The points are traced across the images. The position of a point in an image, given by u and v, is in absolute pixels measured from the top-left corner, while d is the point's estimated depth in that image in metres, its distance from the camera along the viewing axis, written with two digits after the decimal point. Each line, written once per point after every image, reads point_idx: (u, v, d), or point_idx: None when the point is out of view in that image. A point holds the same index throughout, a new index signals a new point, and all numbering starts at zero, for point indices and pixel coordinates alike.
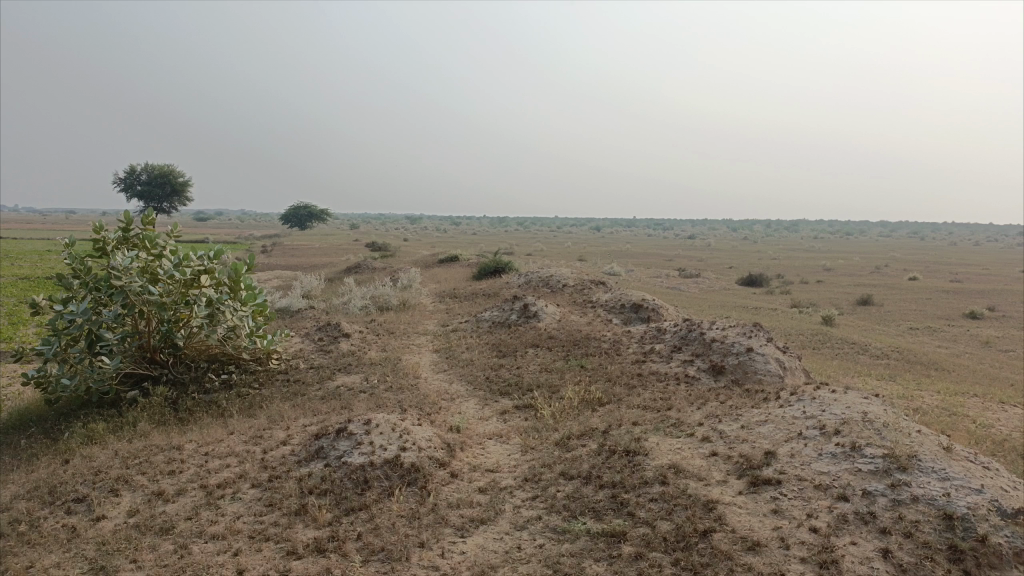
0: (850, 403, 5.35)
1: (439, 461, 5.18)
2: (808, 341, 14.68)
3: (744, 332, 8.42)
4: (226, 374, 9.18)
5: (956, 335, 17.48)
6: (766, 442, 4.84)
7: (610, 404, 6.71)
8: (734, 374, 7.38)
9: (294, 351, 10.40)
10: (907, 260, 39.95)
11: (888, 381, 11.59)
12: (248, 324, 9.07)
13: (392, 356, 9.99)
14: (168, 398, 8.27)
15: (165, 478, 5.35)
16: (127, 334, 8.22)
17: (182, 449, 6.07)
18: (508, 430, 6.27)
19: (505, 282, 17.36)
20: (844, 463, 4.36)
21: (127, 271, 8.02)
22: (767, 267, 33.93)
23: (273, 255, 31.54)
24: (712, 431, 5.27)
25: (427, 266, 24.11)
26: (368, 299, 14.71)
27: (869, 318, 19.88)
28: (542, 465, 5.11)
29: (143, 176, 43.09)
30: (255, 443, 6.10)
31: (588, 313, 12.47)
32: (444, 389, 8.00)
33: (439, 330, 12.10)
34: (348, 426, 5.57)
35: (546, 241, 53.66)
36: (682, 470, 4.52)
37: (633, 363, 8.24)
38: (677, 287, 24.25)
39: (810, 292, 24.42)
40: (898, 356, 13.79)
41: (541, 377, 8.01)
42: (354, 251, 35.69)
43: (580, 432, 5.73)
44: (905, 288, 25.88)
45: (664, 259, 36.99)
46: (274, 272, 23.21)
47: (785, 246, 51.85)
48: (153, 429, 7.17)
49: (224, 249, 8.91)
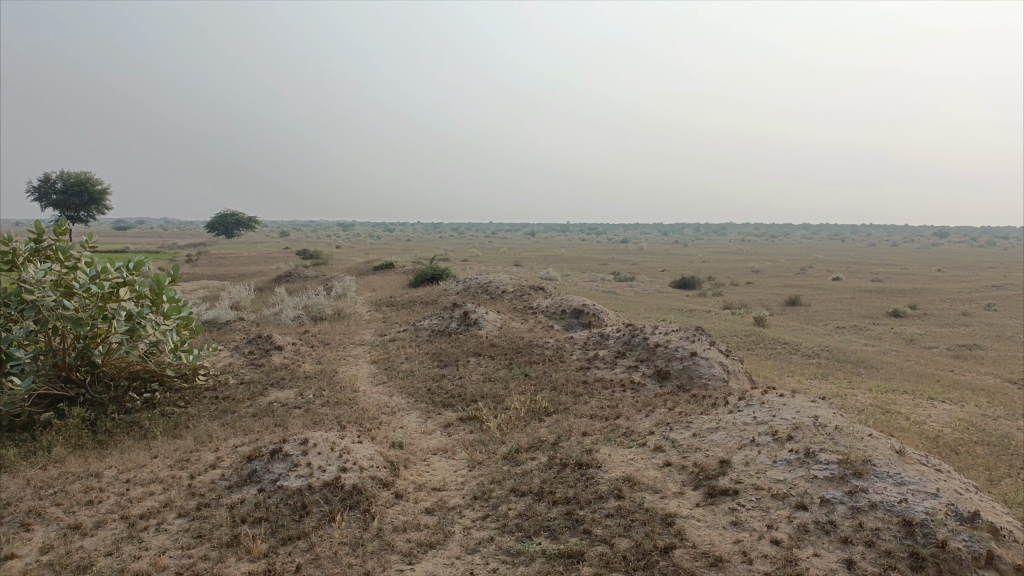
0: (800, 407, 5.32)
1: (382, 481, 4.91)
2: (743, 343, 14.88)
3: (687, 336, 8.39)
4: (149, 393, 8.67)
5: (881, 333, 18.02)
6: (719, 450, 4.74)
7: (557, 414, 6.54)
8: (679, 380, 7.32)
9: (224, 366, 9.92)
10: (829, 261, 41.28)
11: (821, 380, 11.82)
12: (172, 339, 8.62)
13: (328, 368, 9.62)
14: (85, 419, 7.74)
15: (82, 509, 4.91)
16: (40, 352, 7.68)
17: (102, 476, 5.63)
18: (452, 444, 6.03)
19: (442, 289, 17.11)
20: (799, 470, 4.30)
21: (40, 285, 7.48)
22: (698, 270, 34.52)
23: (199, 266, 30.49)
24: (664, 440, 5.15)
25: (362, 274, 23.63)
26: (300, 309, 14.24)
27: (799, 318, 20.38)
28: (491, 481, 4.89)
29: (59, 184, 41.16)
30: (182, 468, 5.71)
31: (528, 319, 12.33)
32: (384, 402, 7.71)
33: (376, 340, 11.76)
34: (283, 446, 5.25)
35: (481, 247, 53.50)
36: (637, 483, 4.37)
37: (578, 370, 8.11)
38: (614, 291, 24.40)
39: (740, 294, 24.90)
40: (828, 355, 14.09)
41: (484, 386, 7.80)
42: (285, 259, 34.84)
43: (529, 444, 5.54)
44: (830, 289, 26.73)
45: (598, 264, 37.26)
46: (200, 283, 22.36)
47: (713, 249, 53.20)
48: (69, 455, 6.66)
49: (146, 260, 8.46)
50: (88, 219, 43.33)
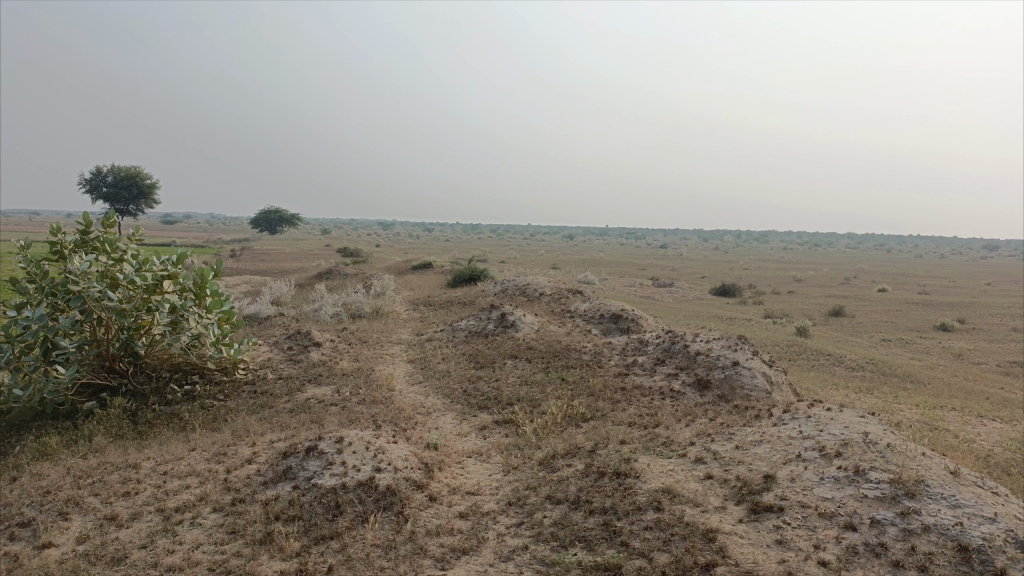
0: (848, 422, 5.14)
1: (416, 482, 4.85)
2: (785, 353, 14.57)
3: (729, 345, 8.20)
4: (189, 385, 8.76)
5: (928, 347, 17.50)
6: (763, 464, 4.59)
7: (595, 420, 6.42)
8: (720, 390, 7.15)
9: (263, 361, 9.99)
10: (875, 271, 40.36)
11: (866, 393, 11.50)
12: (213, 332, 8.70)
13: (365, 366, 9.63)
14: (126, 410, 7.85)
15: (119, 500, 4.94)
16: (84, 342, 7.80)
17: (140, 468, 5.67)
18: (488, 448, 5.96)
19: (480, 290, 17.06)
20: (848, 489, 4.14)
21: (85, 276, 7.59)
22: (739, 277, 33.99)
23: (241, 261, 30.91)
24: (705, 451, 5.01)
25: (401, 273, 23.72)
26: (339, 306, 14.31)
27: (842, 329, 19.90)
28: (526, 487, 4.80)
29: (109, 178, 42.13)
30: (218, 461, 5.73)
31: (566, 322, 12.20)
32: (419, 402, 7.66)
33: (414, 339, 11.75)
34: (318, 444, 5.22)
35: (520, 249, 53.48)
36: (677, 495, 4.24)
37: (616, 377, 7.98)
38: (653, 297, 24.13)
39: (782, 303, 24.42)
40: (873, 368, 13.71)
41: (520, 390, 7.72)
42: (327, 256, 35.19)
43: (565, 450, 5.44)
44: (875, 300, 26.11)
45: (637, 269, 36.94)
46: (243, 277, 22.66)
47: (753, 256, 52.46)
48: (109, 445, 6.75)
49: (189, 254, 8.55)
50: (136, 213, 44.28)
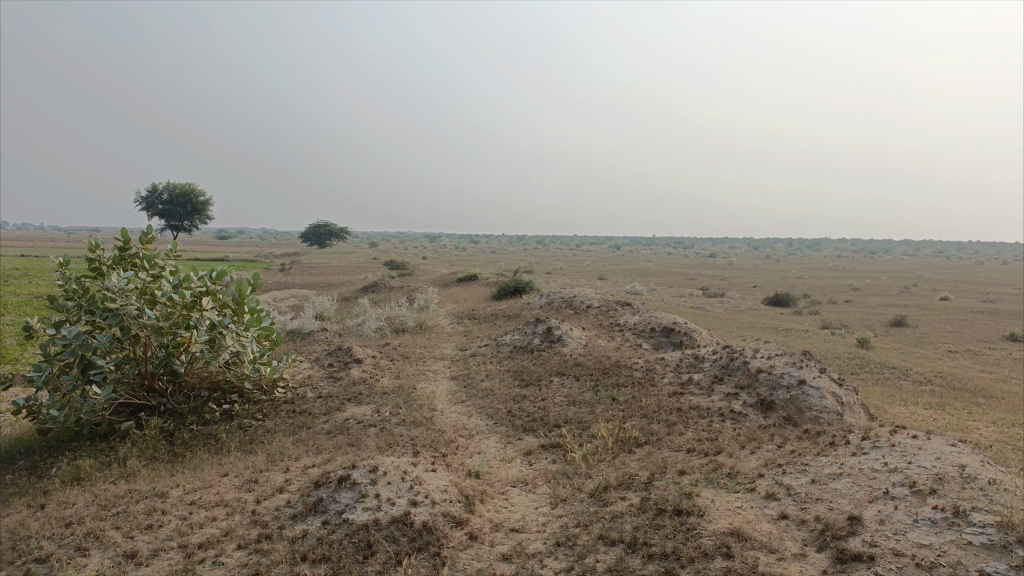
0: (939, 453, 4.58)
1: (455, 518, 4.44)
2: (845, 367, 13.82)
3: (793, 361, 7.62)
4: (227, 405, 8.50)
5: (999, 359, 16.48)
6: (845, 503, 4.06)
7: (649, 446, 5.94)
8: (786, 411, 6.61)
9: (302, 378, 9.72)
10: (934, 279, 38.80)
11: (938, 410, 10.73)
12: (252, 349, 8.38)
13: (406, 384, 9.29)
14: (163, 430, 7.61)
15: (142, 535, 4.65)
16: (123, 360, 7.59)
17: (167, 496, 5.38)
18: (534, 476, 5.52)
19: (526, 303, 16.64)
20: (948, 533, 3.59)
21: (123, 293, 7.37)
22: (791, 286, 32.89)
23: (290, 275, 31.13)
24: (777, 485, 4.49)
25: (446, 286, 23.42)
26: (382, 320, 14.03)
27: (904, 340, 18.94)
28: (576, 525, 4.34)
29: (165, 195, 42.91)
30: (248, 490, 5.40)
31: (616, 337, 11.71)
32: (462, 424, 7.26)
33: (457, 355, 11.39)
34: (351, 474, 4.85)
35: (567, 259, 52.92)
36: (748, 538, 3.75)
37: (671, 396, 7.48)
38: (703, 308, 23.45)
39: (840, 313, 23.42)
40: (942, 382, 12.86)
41: (568, 410, 7.26)
42: (375, 270, 35.13)
43: (618, 481, 4.98)
44: (937, 309, 24.93)
45: (686, 278, 36.16)
46: (290, 291, 22.63)
47: (804, 265, 51.08)
48: (141, 469, 6.50)
49: (228, 269, 8.28)
50: (190, 228, 44.98)
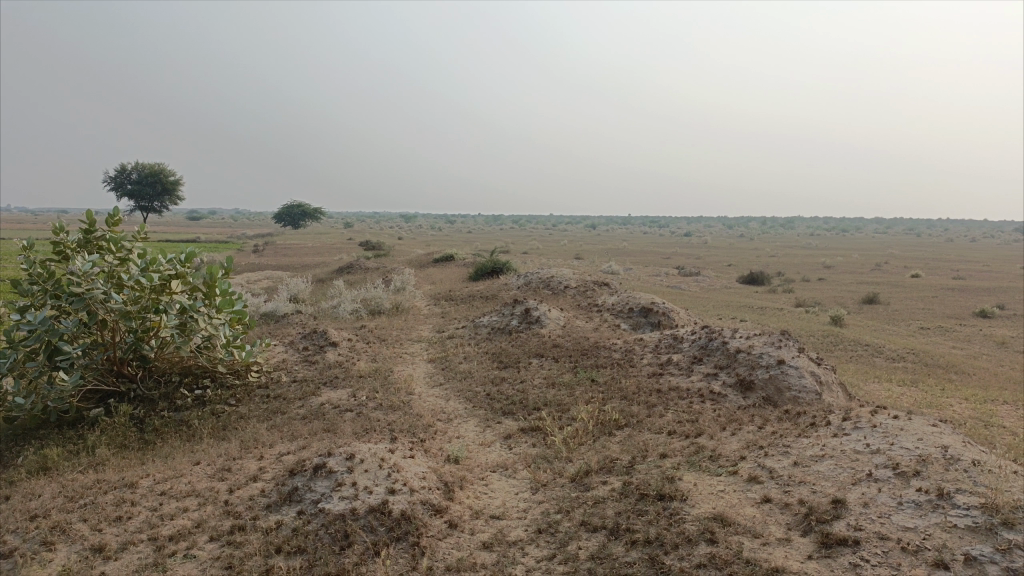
0: (921, 434, 4.57)
1: (434, 506, 4.34)
2: (820, 344, 13.91)
3: (772, 341, 7.60)
4: (200, 390, 8.32)
5: (969, 335, 16.69)
6: (829, 485, 4.03)
7: (630, 428, 5.88)
8: (765, 391, 6.59)
9: (277, 362, 9.55)
10: (906, 256, 39.24)
11: (912, 387, 10.82)
12: (224, 333, 8.19)
13: (383, 367, 9.16)
14: (134, 417, 7.43)
15: (111, 528, 4.51)
16: (91, 346, 7.37)
17: (137, 487, 5.23)
18: (513, 460, 5.44)
19: (503, 283, 16.53)
20: (932, 516, 3.57)
21: (89, 277, 7.13)
22: (766, 264, 33.13)
23: (264, 256, 30.78)
24: (759, 468, 4.45)
25: (422, 267, 23.25)
26: (358, 302, 13.84)
27: (877, 317, 19.13)
28: (557, 511, 4.27)
29: (134, 175, 42.10)
30: (221, 479, 5.26)
31: (594, 317, 11.65)
32: (440, 407, 7.16)
33: (434, 337, 11.27)
34: (327, 462, 4.73)
35: (544, 239, 52.82)
36: (732, 523, 3.70)
37: (650, 377, 7.43)
38: (679, 286, 23.52)
39: (814, 291, 23.59)
40: (915, 359, 12.99)
41: (547, 393, 7.19)
42: (350, 250, 34.80)
43: (600, 465, 4.91)
44: (909, 286, 25.21)
45: (661, 257, 36.27)
46: (264, 273, 22.33)
47: (778, 243, 51.48)
48: (111, 457, 6.33)
49: (198, 251, 8.06)
50: (161, 209, 44.13)
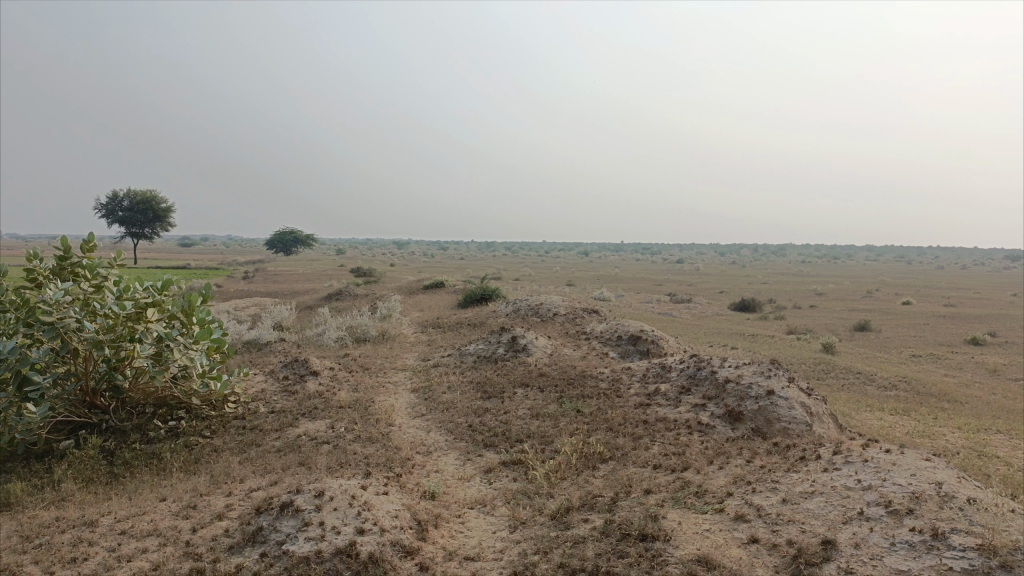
0: (915, 469, 4.40)
1: (405, 547, 4.13)
2: (811, 373, 13.73)
3: (761, 370, 7.42)
4: (174, 421, 8.05)
5: (962, 363, 16.53)
6: (818, 524, 3.83)
7: (615, 461, 5.68)
8: (754, 423, 6.40)
9: (256, 392, 9.31)
10: (897, 283, 39.27)
11: (905, 416, 10.64)
12: (201, 363, 7.93)
13: (364, 397, 8.94)
14: (105, 449, 7.15)
15: (64, 570, 4.26)
16: (62, 376, 7.10)
17: (97, 526, 4.98)
18: (492, 496, 5.23)
19: (491, 311, 16.33)
20: (927, 558, 3.38)
21: (60, 306, 6.88)
22: (758, 291, 33.05)
23: (253, 283, 30.52)
24: (746, 505, 4.25)
25: (412, 293, 23.05)
26: (343, 330, 13.62)
27: (869, 345, 18.99)
28: (535, 552, 4.06)
29: (125, 202, 41.94)
30: (186, 518, 5.02)
31: (582, 345, 11.46)
32: (420, 439, 6.94)
33: (419, 366, 11.06)
34: (294, 499, 4.50)
35: (535, 266, 52.77)
36: (716, 566, 3.50)
37: (637, 408, 7.24)
38: (670, 313, 23.38)
39: (805, 318, 23.46)
40: (907, 387, 12.82)
41: (531, 424, 6.98)
42: (341, 277, 34.60)
43: (581, 502, 4.71)
44: (901, 313, 25.12)
45: (653, 284, 36.16)
46: (251, 301, 22.06)
47: (770, 271, 51.50)
48: (75, 492, 6.07)
49: (175, 279, 7.82)
50: (151, 236, 43.86)
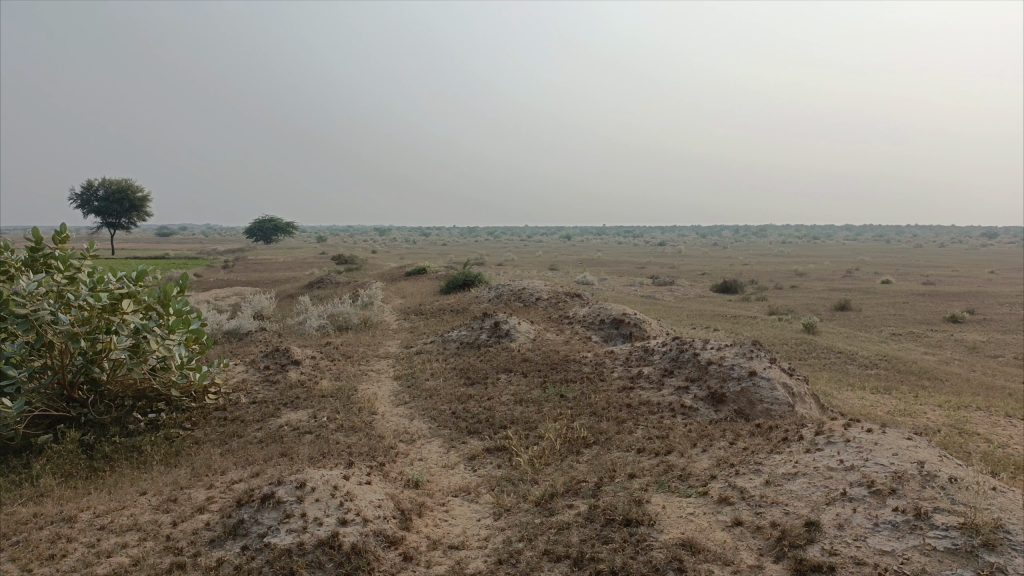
0: (897, 449, 4.42)
1: (389, 537, 4.10)
2: (793, 353, 13.81)
3: (744, 352, 7.44)
4: (154, 414, 7.94)
5: (941, 341, 16.70)
6: (802, 506, 3.84)
7: (598, 446, 5.67)
8: (737, 404, 6.42)
9: (237, 383, 9.21)
10: (877, 263, 39.60)
11: (886, 395, 10.73)
12: (180, 354, 7.82)
13: (347, 385, 8.88)
14: (83, 443, 7.04)
15: (41, 568, 4.19)
16: (37, 370, 6.97)
17: (75, 521, 4.90)
18: (476, 483, 5.20)
19: (474, 296, 16.28)
20: (910, 537, 3.39)
21: (33, 298, 6.74)
22: (739, 273, 33.21)
23: (233, 271, 30.26)
24: (729, 488, 4.25)
25: (394, 280, 22.92)
26: (325, 318, 13.52)
27: (849, 324, 19.14)
28: (520, 539, 4.04)
29: (100, 191, 41.35)
30: (166, 511, 4.96)
31: (565, 330, 11.44)
32: (403, 427, 6.90)
33: (402, 353, 11.00)
34: (276, 491, 4.45)
35: (518, 251, 52.72)
36: (701, 550, 3.49)
37: (621, 391, 7.23)
38: (653, 296, 23.43)
39: (786, 299, 23.61)
40: (888, 366, 12.94)
41: (515, 410, 6.96)
42: (322, 265, 34.37)
43: (565, 488, 4.69)
44: (880, 292, 25.35)
45: (636, 267, 36.22)
46: (232, 290, 21.86)
47: (751, 252, 51.77)
48: (53, 488, 5.97)
49: (150, 269, 7.69)
50: (128, 226, 43.31)
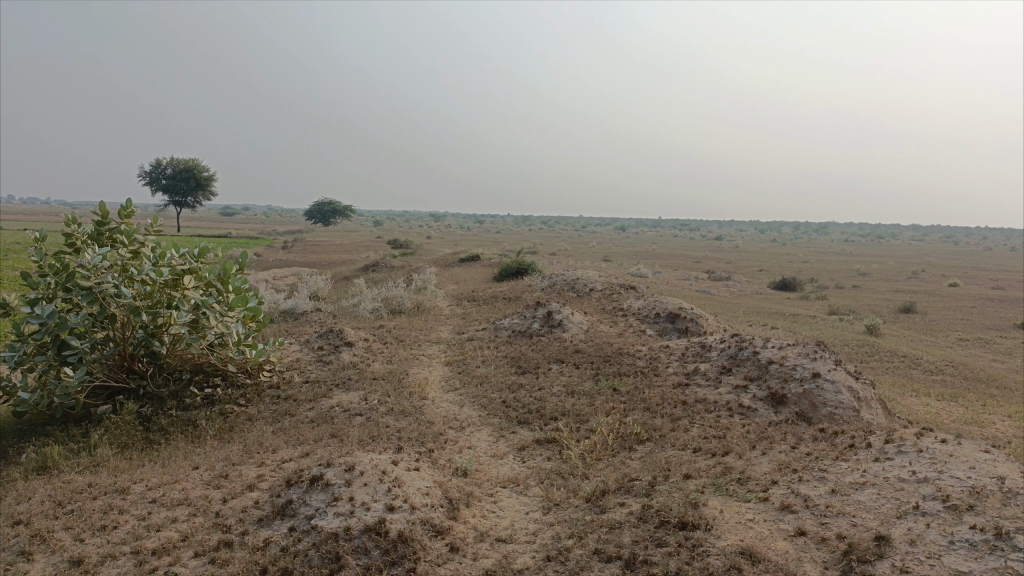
0: (974, 462, 4.16)
1: (435, 527, 4.02)
2: (854, 354, 13.34)
3: (806, 352, 7.16)
4: (210, 389, 8.02)
5: (1012, 348, 15.97)
6: (870, 518, 3.63)
7: (652, 443, 5.50)
8: (799, 406, 6.17)
9: (290, 362, 9.29)
10: (944, 265, 38.13)
11: (954, 402, 10.26)
12: (238, 331, 7.85)
13: (398, 369, 8.87)
14: (141, 415, 7.14)
15: (94, 538, 4.24)
16: (101, 341, 7.09)
17: (129, 493, 4.96)
18: (525, 475, 5.10)
19: (527, 285, 16.16)
20: (990, 558, 3.17)
21: (98, 271, 6.84)
22: (799, 270, 32.40)
23: (291, 253, 30.86)
24: (792, 495, 4.06)
25: (448, 266, 22.98)
26: (378, 301, 13.58)
27: (913, 327, 18.46)
28: (569, 536, 3.92)
29: (168, 170, 42.58)
30: (217, 488, 4.98)
31: (619, 322, 11.25)
32: (453, 414, 6.83)
33: (454, 339, 10.96)
34: (324, 474, 4.41)
35: (571, 241, 52.33)
36: (761, 559, 3.32)
37: (676, 388, 7.04)
38: (709, 291, 22.96)
39: (848, 299, 22.90)
40: (954, 372, 12.41)
41: (566, 402, 6.83)
42: (378, 249, 34.71)
43: (618, 485, 4.55)
44: (947, 295, 24.44)
45: (692, 261, 35.61)
46: (289, 270, 22.23)
47: (811, 249, 50.40)
48: (111, 458, 6.07)
49: (211, 246, 7.75)
50: (194, 205, 44.46)
